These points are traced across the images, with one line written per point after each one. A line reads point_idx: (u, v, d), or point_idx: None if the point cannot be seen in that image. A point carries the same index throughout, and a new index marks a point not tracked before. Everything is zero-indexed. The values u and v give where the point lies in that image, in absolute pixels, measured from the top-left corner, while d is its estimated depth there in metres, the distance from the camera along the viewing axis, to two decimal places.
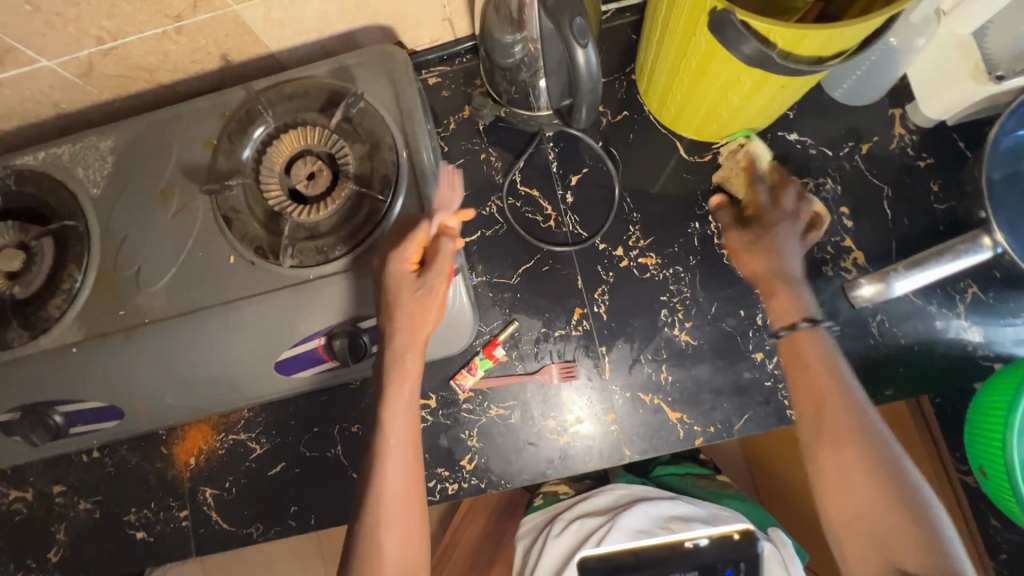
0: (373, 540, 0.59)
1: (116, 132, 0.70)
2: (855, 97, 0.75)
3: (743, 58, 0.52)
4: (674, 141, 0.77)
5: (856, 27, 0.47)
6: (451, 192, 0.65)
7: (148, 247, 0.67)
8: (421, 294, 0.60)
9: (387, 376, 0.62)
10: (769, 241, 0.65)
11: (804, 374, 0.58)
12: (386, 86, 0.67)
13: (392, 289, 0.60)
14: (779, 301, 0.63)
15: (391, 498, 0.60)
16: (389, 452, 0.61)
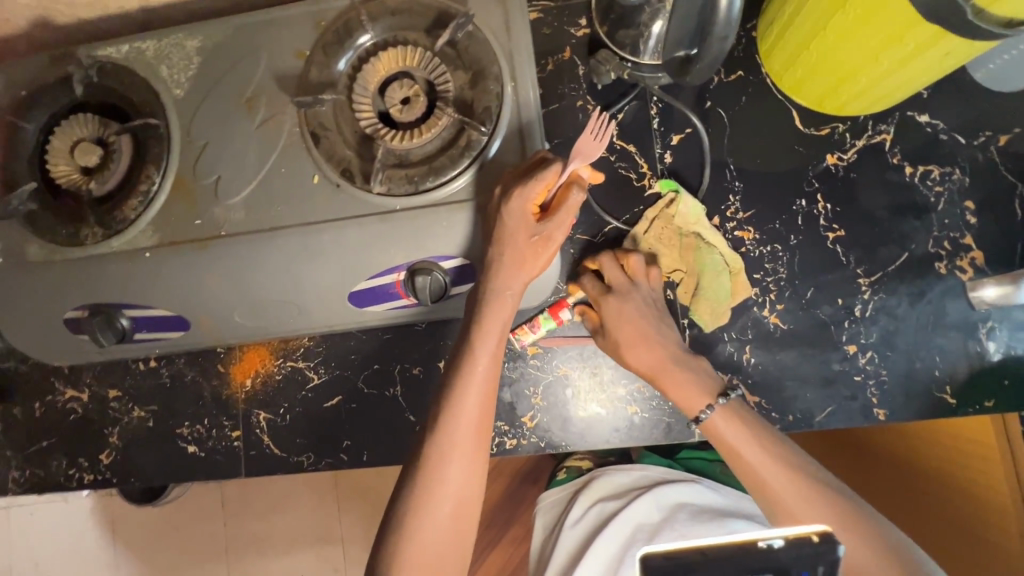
0: (436, 471, 0.57)
1: (205, 32, 0.66)
2: (1000, 82, 0.68)
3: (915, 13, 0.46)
4: (790, 110, 0.71)
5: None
6: (595, 142, 0.62)
7: (230, 157, 0.64)
8: (536, 240, 0.59)
9: (483, 307, 0.59)
10: (627, 319, 0.64)
11: (752, 450, 0.58)
12: (497, 12, 0.62)
13: (509, 225, 0.57)
14: (681, 395, 0.62)
15: (463, 432, 0.57)
16: (471, 386, 0.58)
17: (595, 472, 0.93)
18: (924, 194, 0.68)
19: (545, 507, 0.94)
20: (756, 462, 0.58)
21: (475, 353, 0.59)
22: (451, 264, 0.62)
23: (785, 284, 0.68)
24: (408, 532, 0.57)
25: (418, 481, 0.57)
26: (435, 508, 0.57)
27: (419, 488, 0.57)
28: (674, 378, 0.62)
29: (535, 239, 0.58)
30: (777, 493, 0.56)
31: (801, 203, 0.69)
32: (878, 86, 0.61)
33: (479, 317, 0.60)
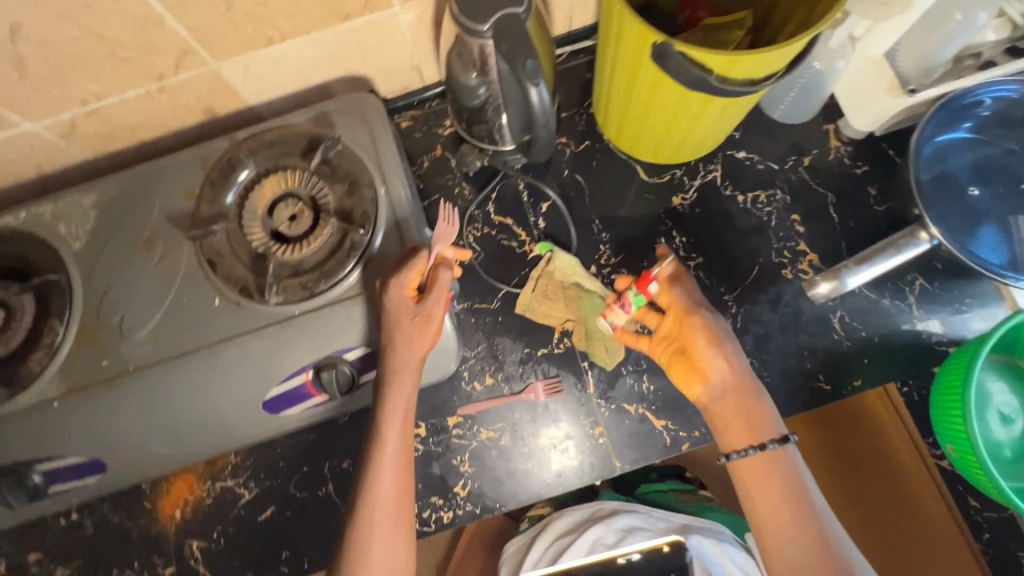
0: (358, 556, 0.59)
1: (99, 188, 0.72)
2: (793, 116, 0.82)
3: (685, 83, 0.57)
4: (634, 166, 0.83)
5: (780, 48, 0.54)
6: (447, 228, 0.71)
7: (133, 296, 0.68)
8: (419, 319, 0.63)
9: (386, 388, 0.63)
10: (714, 330, 0.66)
11: (770, 495, 0.60)
12: (363, 130, 0.71)
13: (391, 312, 0.63)
14: (733, 418, 0.64)
15: (379, 513, 0.60)
16: (385, 466, 0.62)
17: (549, 516, 0.94)
18: (758, 216, 0.79)
19: (506, 557, 0.92)
20: (771, 502, 0.60)
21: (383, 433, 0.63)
22: (354, 354, 0.67)
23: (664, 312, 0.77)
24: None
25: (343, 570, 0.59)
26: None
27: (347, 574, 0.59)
28: (741, 406, 0.64)
29: (418, 319, 0.63)
30: (782, 527, 0.59)
31: (661, 241, 0.79)
32: (690, 137, 0.73)
33: (382, 400, 0.63)
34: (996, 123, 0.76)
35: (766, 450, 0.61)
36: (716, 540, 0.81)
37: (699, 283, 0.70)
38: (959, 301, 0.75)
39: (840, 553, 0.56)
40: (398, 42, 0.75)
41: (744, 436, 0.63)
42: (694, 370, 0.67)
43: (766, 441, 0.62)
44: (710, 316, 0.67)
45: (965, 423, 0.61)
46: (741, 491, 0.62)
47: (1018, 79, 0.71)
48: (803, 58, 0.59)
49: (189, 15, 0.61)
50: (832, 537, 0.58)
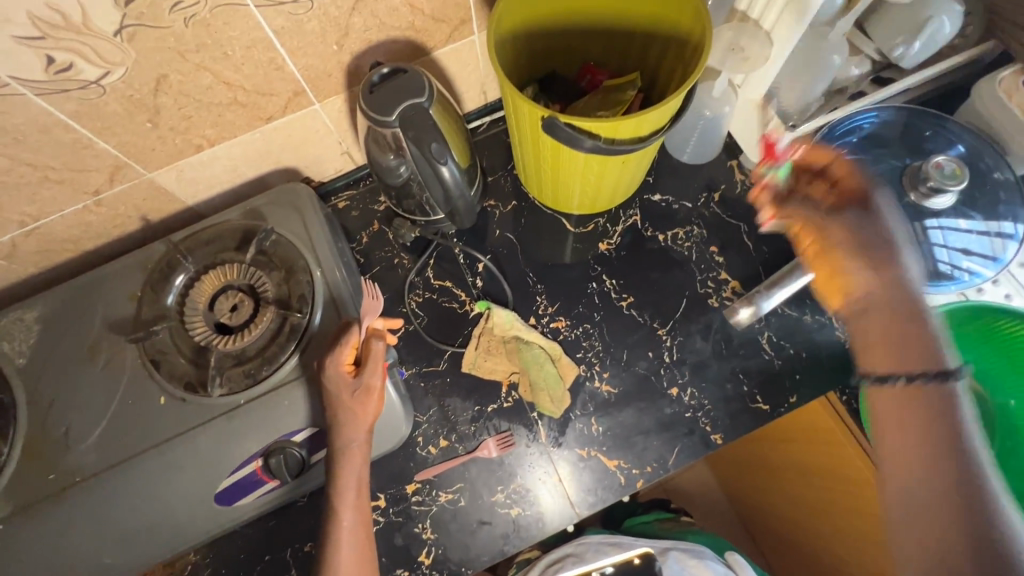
0: None
1: (42, 303, 0.74)
2: (700, 156, 0.89)
3: (588, 150, 0.64)
4: (560, 219, 0.88)
5: (663, 105, 0.62)
6: (371, 299, 0.73)
7: (78, 406, 0.69)
8: (359, 393, 0.65)
9: (335, 465, 0.65)
10: (856, 243, 0.55)
11: (909, 427, 0.47)
12: (295, 218, 0.76)
13: (331, 391, 0.65)
14: (881, 340, 0.51)
15: None
16: (343, 542, 0.64)
17: (531, 560, 0.92)
18: (679, 251, 0.85)
19: None
20: (902, 437, 0.48)
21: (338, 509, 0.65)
22: (302, 436, 0.68)
23: (603, 354, 0.80)
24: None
25: None
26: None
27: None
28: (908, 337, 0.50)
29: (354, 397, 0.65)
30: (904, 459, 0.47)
31: (593, 285, 0.84)
32: (602, 189, 0.79)
33: (333, 478, 0.65)
34: (873, 144, 0.84)
35: (920, 378, 0.47)
36: (697, 559, 0.82)
37: (850, 176, 0.58)
38: None
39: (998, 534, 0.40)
40: (323, 134, 0.81)
41: (890, 355, 0.50)
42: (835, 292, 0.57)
43: (909, 367, 0.49)
44: (859, 219, 0.55)
45: None
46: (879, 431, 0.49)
47: (874, 107, 0.80)
48: (684, 109, 0.67)
49: (117, 135, 0.66)
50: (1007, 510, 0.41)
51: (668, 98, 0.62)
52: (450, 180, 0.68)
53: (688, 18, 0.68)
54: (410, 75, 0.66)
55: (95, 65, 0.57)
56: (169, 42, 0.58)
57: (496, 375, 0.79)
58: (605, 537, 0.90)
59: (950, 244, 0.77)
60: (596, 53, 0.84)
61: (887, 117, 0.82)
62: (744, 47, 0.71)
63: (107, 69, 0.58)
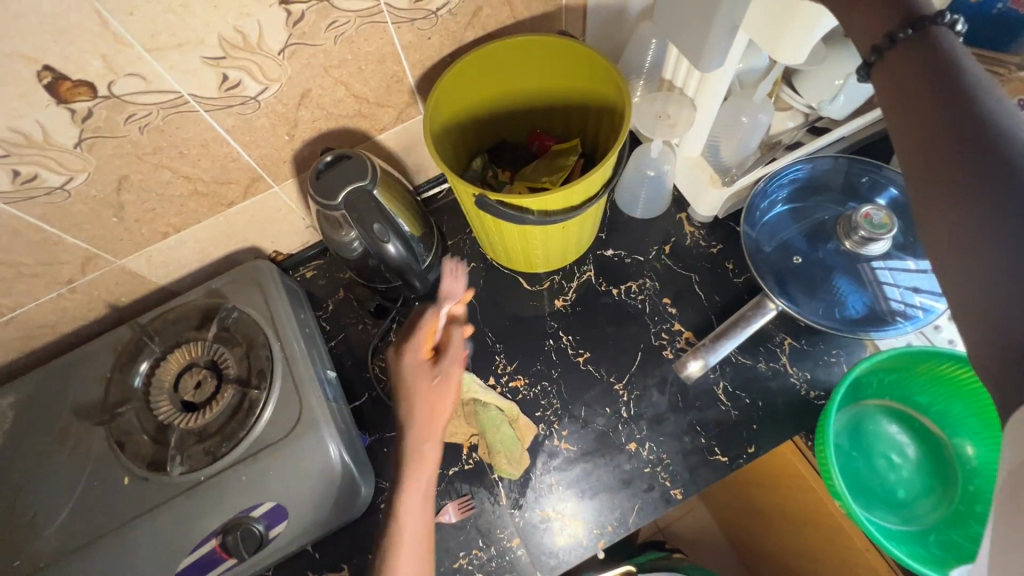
0: None
1: (18, 388, 0.77)
2: (653, 210, 0.92)
3: (533, 223, 0.68)
4: (516, 277, 0.91)
5: (596, 172, 0.66)
6: (454, 282, 0.74)
7: (46, 490, 0.71)
8: (438, 380, 0.69)
9: (405, 468, 0.67)
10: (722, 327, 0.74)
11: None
12: (257, 293, 0.80)
13: (410, 379, 0.69)
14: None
15: None
16: (405, 547, 0.64)
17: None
18: (633, 305, 0.87)
19: None
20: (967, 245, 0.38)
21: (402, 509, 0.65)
22: (260, 511, 0.69)
23: (562, 411, 0.81)
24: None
25: None
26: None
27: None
28: (897, 103, 0.42)
29: (440, 391, 0.69)
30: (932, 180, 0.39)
31: (550, 342, 0.86)
32: (550, 251, 0.82)
33: (401, 482, 0.66)
34: (811, 191, 0.87)
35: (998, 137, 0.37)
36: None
37: None
38: (826, 352, 0.80)
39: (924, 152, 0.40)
40: (286, 212, 0.86)
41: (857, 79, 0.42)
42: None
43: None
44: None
45: (831, 476, 0.66)
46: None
47: (806, 159, 0.84)
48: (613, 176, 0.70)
49: (85, 231, 0.70)
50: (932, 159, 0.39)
51: (599, 165, 0.66)
52: (398, 254, 0.73)
53: (612, 89, 0.73)
54: (354, 160, 0.71)
55: (58, 173, 0.62)
56: (127, 148, 0.64)
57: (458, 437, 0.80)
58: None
59: (900, 283, 0.79)
60: (541, 121, 0.89)
61: (822, 165, 0.85)
62: (670, 115, 0.75)
63: (69, 175, 0.63)
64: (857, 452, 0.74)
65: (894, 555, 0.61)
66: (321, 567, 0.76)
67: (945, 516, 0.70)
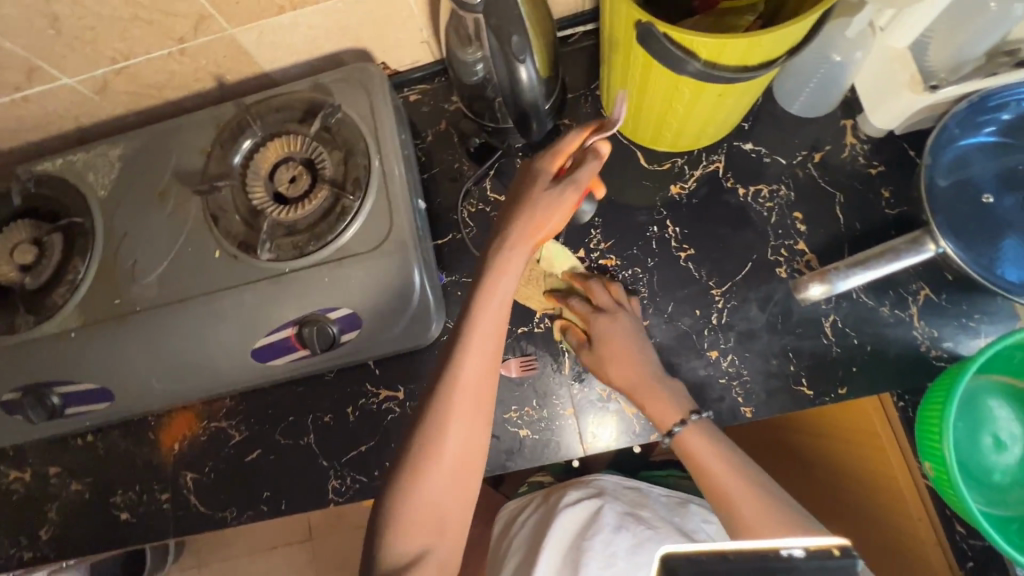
0: (437, 436, 0.57)
1: (125, 142, 0.78)
2: (812, 109, 0.78)
3: (693, 74, 0.57)
4: (634, 150, 0.81)
5: (796, 24, 0.53)
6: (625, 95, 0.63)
7: (146, 244, 0.74)
8: (563, 187, 0.61)
9: (495, 263, 0.61)
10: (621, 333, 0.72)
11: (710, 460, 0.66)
12: (363, 98, 0.74)
13: (530, 185, 0.63)
14: (657, 412, 0.69)
15: (464, 391, 0.58)
16: (472, 347, 0.58)
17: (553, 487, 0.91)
18: (757, 211, 0.77)
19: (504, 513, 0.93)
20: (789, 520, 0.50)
21: (479, 306, 0.59)
22: (337, 314, 0.70)
23: (648, 302, 0.76)
24: (415, 490, 0.57)
25: (416, 448, 0.58)
26: (438, 465, 0.57)
27: (419, 459, 0.57)
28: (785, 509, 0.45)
29: (555, 198, 0.61)
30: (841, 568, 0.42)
31: (654, 228, 0.78)
32: (688, 125, 0.71)
33: (484, 280, 0.60)
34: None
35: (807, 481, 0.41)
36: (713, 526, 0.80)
37: None
38: (966, 315, 0.70)
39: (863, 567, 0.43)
40: (406, 16, 0.77)
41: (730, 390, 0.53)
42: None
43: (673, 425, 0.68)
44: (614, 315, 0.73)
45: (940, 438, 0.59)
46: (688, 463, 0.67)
47: None
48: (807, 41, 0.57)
49: None
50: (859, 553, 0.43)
51: (801, 15, 0.54)
52: (526, 82, 0.63)
53: None
54: None
55: None
56: None
57: (535, 299, 0.77)
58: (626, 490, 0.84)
59: None
60: None
61: None
62: None
63: None
64: (961, 423, 0.67)
65: (981, 527, 0.56)
66: (377, 383, 0.79)
67: None
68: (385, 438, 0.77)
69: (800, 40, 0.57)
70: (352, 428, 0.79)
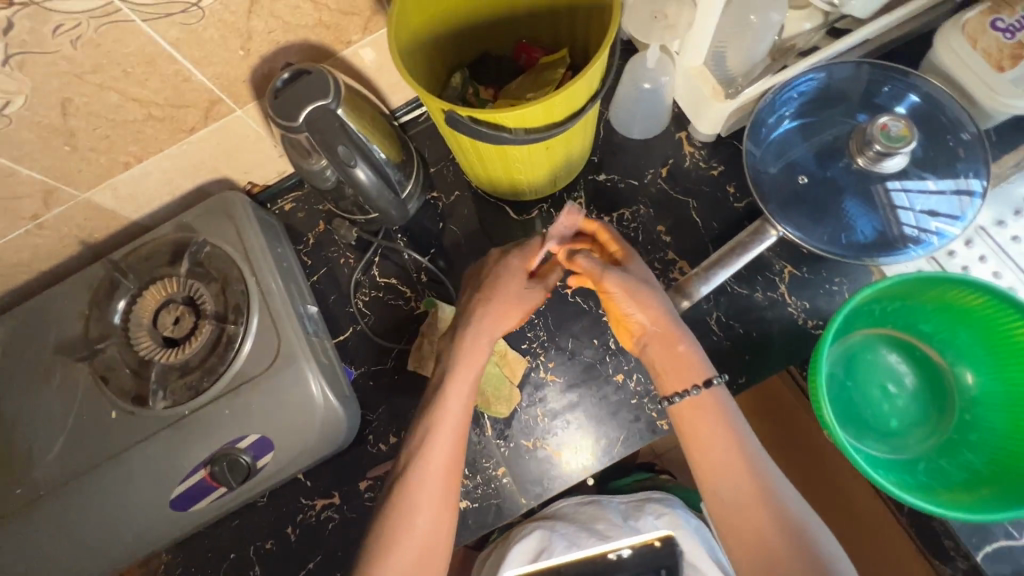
0: (405, 514, 0.61)
1: (1, 326, 0.77)
2: (649, 130, 0.84)
3: (509, 143, 0.62)
4: (503, 206, 0.85)
5: (579, 81, 0.59)
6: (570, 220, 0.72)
7: (39, 424, 0.72)
8: (527, 291, 0.70)
9: (462, 352, 0.67)
10: (636, 297, 0.66)
11: (708, 435, 0.61)
12: (228, 226, 0.76)
13: (502, 278, 0.70)
14: (671, 368, 0.65)
15: (433, 472, 0.62)
16: (442, 428, 0.64)
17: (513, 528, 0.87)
18: (625, 233, 0.82)
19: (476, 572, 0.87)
20: (705, 438, 0.62)
21: (447, 395, 0.65)
22: (246, 442, 0.70)
23: (549, 344, 0.79)
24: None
25: (382, 531, 0.61)
26: (398, 554, 0.60)
27: (382, 543, 0.60)
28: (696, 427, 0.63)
29: (527, 295, 0.70)
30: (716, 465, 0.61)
31: None
32: (533, 178, 0.76)
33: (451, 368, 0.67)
34: (824, 104, 0.79)
35: (692, 394, 0.63)
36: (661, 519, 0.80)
37: None
38: (829, 281, 0.76)
39: (763, 479, 0.60)
40: (253, 138, 0.80)
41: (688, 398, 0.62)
42: (632, 324, 0.68)
43: (695, 385, 0.64)
44: (624, 279, 0.66)
45: (818, 403, 0.64)
46: (680, 424, 0.64)
47: (820, 67, 0.75)
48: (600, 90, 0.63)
49: (38, 161, 0.66)
50: (762, 469, 0.60)
51: (583, 72, 0.59)
52: (368, 180, 0.67)
53: None
54: (314, 76, 0.65)
55: None
56: (62, 66, 0.58)
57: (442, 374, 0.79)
58: (583, 508, 0.84)
59: (915, 206, 0.73)
60: (527, 29, 0.80)
61: (840, 73, 0.77)
62: (667, 15, 0.70)
63: (6, 99, 0.58)
64: (851, 382, 0.71)
65: (877, 481, 0.59)
66: (312, 494, 0.78)
67: (937, 445, 0.68)
68: (332, 548, 0.76)
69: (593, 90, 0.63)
70: (295, 548, 0.77)
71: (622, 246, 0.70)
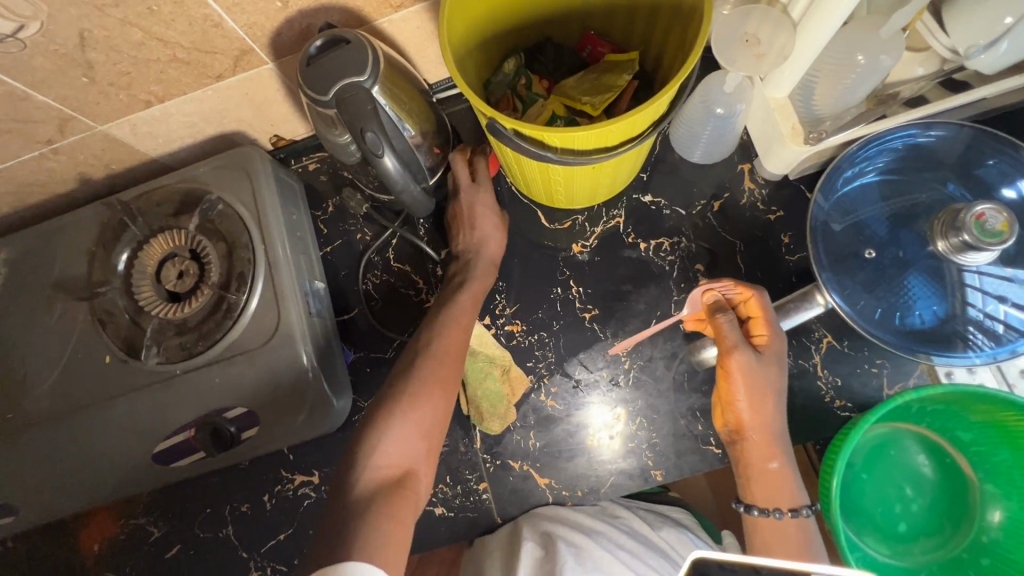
0: (412, 376, 0.62)
1: (9, 246, 0.76)
2: (709, 156, 0.76)
3: (552, 161, 0.56)
4: (535, 210, 0.79)
5: (645, 109, 0.52)
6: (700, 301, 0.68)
7: (35, 352, 0.72)
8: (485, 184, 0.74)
9: (480, 244, 0.74)
10: (754, 393, 0.59)
11: (780, 530, 0.58)
12: (244, 184, 0.72)
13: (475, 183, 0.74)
14: (760, 480, 0.59)
15: (444, 345, 0.65)
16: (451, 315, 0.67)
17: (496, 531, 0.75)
18: (659, 265, 0.76)
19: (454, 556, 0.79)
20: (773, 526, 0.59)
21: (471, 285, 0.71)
22: (233, 413, 0.68)
23: (555, 366, 0.75)
24: (385, 427, 0.58)
25: (391, 394, 0.61)
26: (407, 412, 0.60)
27: (392, 405, 0.60)
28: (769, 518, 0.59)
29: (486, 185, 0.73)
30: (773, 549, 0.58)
31: (557, 290, 0.77)
32: (572, 190, 0.70)
33: (473, 250, 0.73)
34: (913, 167, 0.71)
35: (788, 515, 0.58)
36: (679, 530, 0.73)
37: None
38: (869, 361, 0.70)
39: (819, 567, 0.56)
40: (284, 92, 0.74)
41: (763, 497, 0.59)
42: (729, 416, 0.61)
43: (781, 508, 0.58)
44: (753, 365, 0.59)
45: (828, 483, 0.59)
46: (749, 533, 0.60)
47: (922, 123, 0.66)
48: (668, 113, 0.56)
49: (54, 89, 0.62)
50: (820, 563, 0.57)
51: (652, 99, 0.51)
52: (394, 170, 0.61)
53: None
54: (352, 46, 0.58)
55: (5, 19, 0.52)
56: None
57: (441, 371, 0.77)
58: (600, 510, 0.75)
59: (986, 289, 0.66)
60: (598, 21, 0.71)
61: (942, 134, 0.68)
62: (760, 41, 0.60)
63: (20, 24, 0.53)
64: (866, 475, 0.67)
65: None
66: (292, 468, 0.78)
67: (937, 561, 0.64)
68: (304, 525, 0.76)
69: (659, 116, 0.56)
70: (268, 517, 0.77)
71: (771, 331, 0.61)
